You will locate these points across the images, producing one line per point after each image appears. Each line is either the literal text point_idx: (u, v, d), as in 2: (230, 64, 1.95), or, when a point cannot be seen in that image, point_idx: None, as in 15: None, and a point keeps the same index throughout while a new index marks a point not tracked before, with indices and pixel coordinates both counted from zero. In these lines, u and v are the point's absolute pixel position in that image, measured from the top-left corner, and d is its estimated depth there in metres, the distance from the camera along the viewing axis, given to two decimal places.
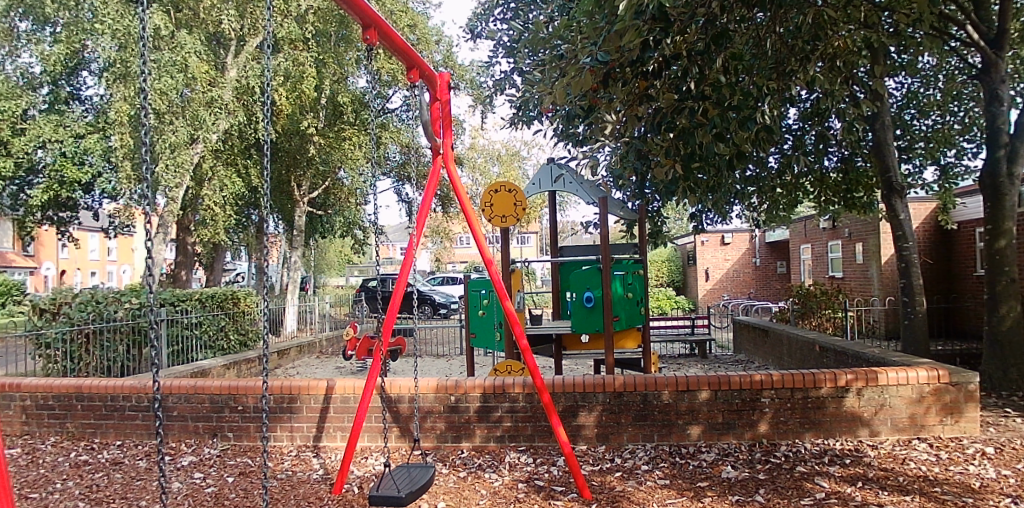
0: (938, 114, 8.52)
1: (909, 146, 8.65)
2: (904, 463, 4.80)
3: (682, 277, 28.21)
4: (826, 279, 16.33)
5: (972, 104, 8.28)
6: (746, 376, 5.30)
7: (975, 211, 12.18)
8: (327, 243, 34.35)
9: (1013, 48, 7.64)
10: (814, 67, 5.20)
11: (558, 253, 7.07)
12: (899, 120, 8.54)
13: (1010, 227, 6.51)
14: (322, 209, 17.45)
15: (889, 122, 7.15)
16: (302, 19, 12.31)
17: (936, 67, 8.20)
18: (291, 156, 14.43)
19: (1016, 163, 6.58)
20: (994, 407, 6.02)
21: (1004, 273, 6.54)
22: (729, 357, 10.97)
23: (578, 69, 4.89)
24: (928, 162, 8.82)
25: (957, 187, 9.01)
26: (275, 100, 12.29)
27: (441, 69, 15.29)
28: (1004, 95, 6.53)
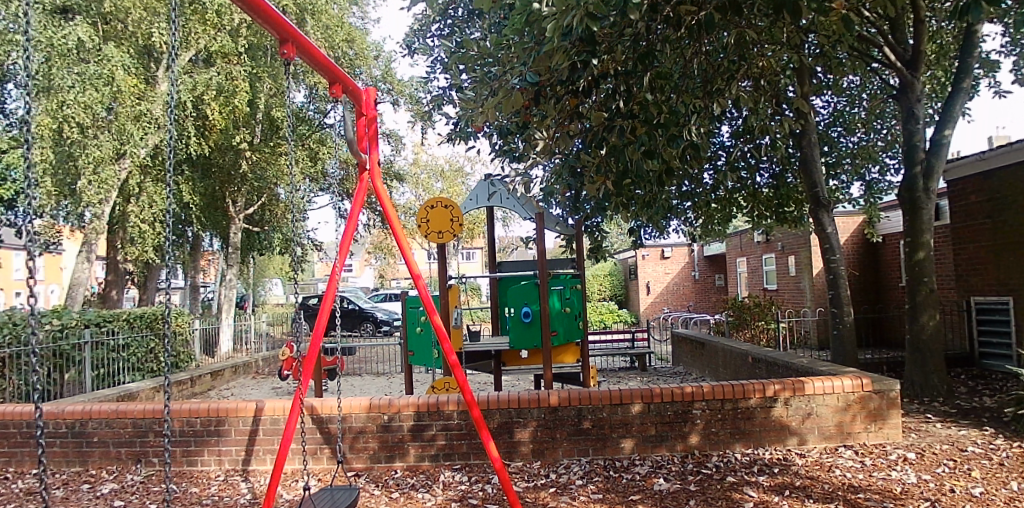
0: (862, 132, 8.84)
1: (836, 162, 8.97)
2: (830, 471, 4.91)
3: (625, 291, 28.68)
4: (761, 291, 16.76)
5: (893, 122, 8.65)
6: (677, 389, 5.36)
7: (898, 224, 12.79)
8: (266, 259, 33.69)
9: (930, 69, 8.01)
10: (737, 86, 5.37)
11: (496, 269, 6.93)
12: (827, 138, 8.76)
13: (928, 240, 6.66)
14: (259, 225, 17.10)
15: (815, 139, 7.27)
16: (236, 33, 12.16)
17: (860, 86, 8.50)
18: (224, 172, 14.09)
19: (932, 179, 6.75)
20: (916, 413, 6.15)
21: (923, 284, 6.67)
22: (667, 369, 11.12)
23: (508, 89, 4.92)
24: (854, 178, 9.18)
25: (882, 201, 9.38)
26: (207, 115, 11.90)
27: (380, 84, 15.20)
28: (920, 114, 6.74)
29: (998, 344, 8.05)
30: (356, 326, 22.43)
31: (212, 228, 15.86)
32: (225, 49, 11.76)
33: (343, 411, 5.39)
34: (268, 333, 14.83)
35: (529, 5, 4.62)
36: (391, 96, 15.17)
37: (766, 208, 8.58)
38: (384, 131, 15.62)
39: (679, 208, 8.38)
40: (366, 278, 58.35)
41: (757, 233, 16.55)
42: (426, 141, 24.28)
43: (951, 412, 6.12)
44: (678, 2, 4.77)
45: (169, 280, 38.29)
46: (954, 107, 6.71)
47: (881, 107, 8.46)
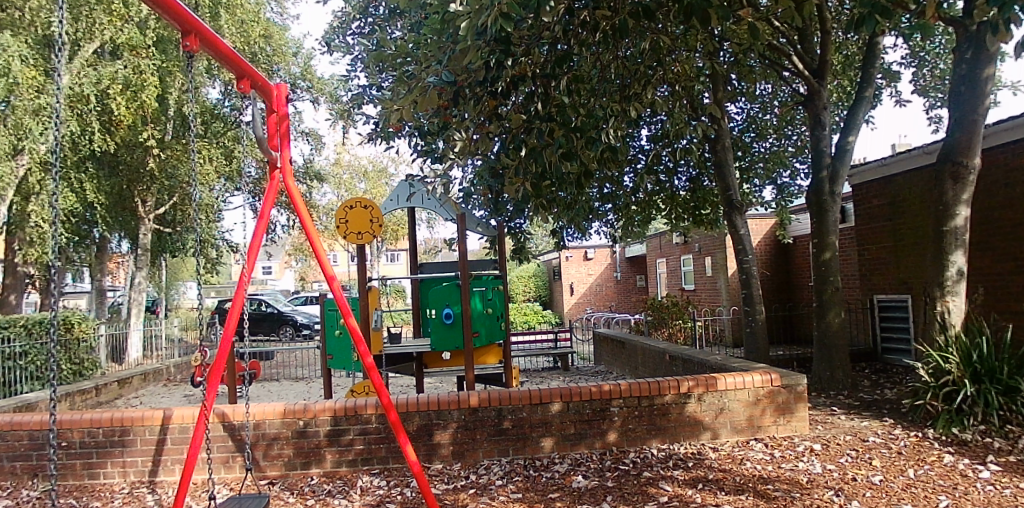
0: (774, 138, 9.25)
1: (749, 166, 9.35)
2: (741, 463, 5.08)
3: (550, 292, 29.04)
4: (679, 291, 17.28)
5: (802, 129, 9.08)
6: (596, 387, 5.46)
7: (807, 226, 13.48)
8: (181, 262, 32.26)
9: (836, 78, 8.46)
10: (652, 91, 5.53)
11: (418, 270, 6.85)
12: (740, 142, 9.11)
13: (833, 241, 7.00)
14: (171, 227, 16.39)
15: (728, 144, 7.53)
16: (145, 25, 11.65)
17: (772, 94, 8.87)
18: (132, 171, 13.40)
19: (837, 183, 7.11)
20: (823, 406, 6.41)
21: (829, 283, 7.00)
22: (589, 369, 11.30)
23: (425, 88, 4.89)
24: (766, 182, 9.58)
25: (792, 204, 9.88)
26: (113, 110, 11.34)
27: (299, 82, 14.89)
28: (825, 122, 7.10)
29: (898, 339, 8.56)
30: (275, 331, 21.82)
31: (119, 229, 15.08)
32: (134, 41, 11.26)
33: (257, 418, 5.26)
34: (181, 339, 14.22)
35: (444, 4, 4.62)
36: (311, 94, 14.90)
37: (684, 210, 8.84)
38: (304, 130, 15.29)
39: (599, 209, 8.53)
40: (289, 280, 56.83)
41: (675, 235, 17.07)
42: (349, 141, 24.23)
43: (854, 404, 6.39)
44: (594, 7, 4.89)
45: (72, 284, 36.11)
46: (856, 115, 7.06)
47: (790, 114, 8.87)
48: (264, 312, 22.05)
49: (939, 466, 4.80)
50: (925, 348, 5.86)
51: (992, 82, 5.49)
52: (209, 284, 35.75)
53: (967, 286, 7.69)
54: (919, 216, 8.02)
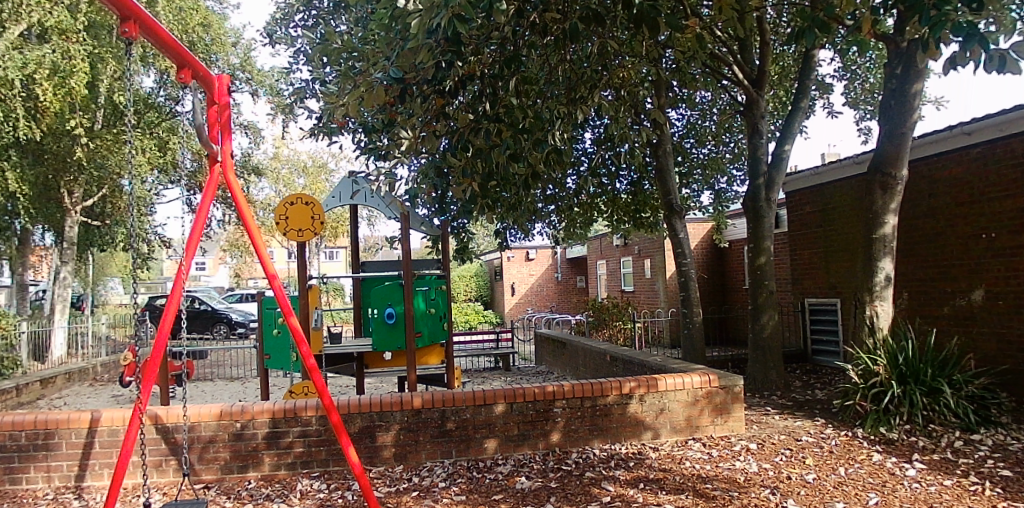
0: (712, 144, 9.52)
1: (688, 172, 9.61)
2: (680, 463, 5.20)
3: (490, 293, 29.14)
4: (619, 293, 17.62)
5: (739, 136, 9.37)
6: (540, 388, 5.51)
7: (742, 231, 13.93)
8: (106, 256, 30.78)
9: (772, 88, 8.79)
10: (599, 95, 5.62)
11: (359, 269, 6.72)
12: (680, 148, 9.36)
13: (768, 246, 7.24)
14: (99, 219, 15.67)
15: (670, 149, 7.68)
16: (75, 7, 11.10)
17: (710, 102, 9.09)
18: (59, 160, 12.66)
19: (773, 189, 7.34)
20: (757, 406, 6.61)
21: (764, 286, 7.22)
22: (530, 369, 11.38)
23: (373, 84, 4.82)
24: (704, 187, 9.85)
25: (728, 209, 10.15)
26: (38, 95, 10.72)
27: (238, 73, 14.44)
28: (763, 130, 7.33)
29: (828, 341, 8.95)
30: (208, 328, 21.13)
31: (41, 220, 14.29)
32: (64, 24, 10.70)
33: (192, 420, 5.08)
34: (108, 337, 13.59)
35: (394, 1, 4.58)
36: (250, 86, 14.49)
37: (625, 213, 9.00)
38: (242, 122, 14.84)
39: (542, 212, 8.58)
40: (224, 275, 55.06)
41: (614, 238, 17.39)
42: (288, 135, 23.73)
43: (787, 404, 6.60)
44: (544, 11, 4.98)
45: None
46: (793, 125, 7.32)
47: (728, 121, 9.14)
48: (197, 309, 21.32)
49: (868, 464, 5.04)
50: (855, 349, 6.15)
51: (920, 98, 5.67)
52: (136, 280, 34.20)
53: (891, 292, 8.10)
54: (849, 223, 8.38)
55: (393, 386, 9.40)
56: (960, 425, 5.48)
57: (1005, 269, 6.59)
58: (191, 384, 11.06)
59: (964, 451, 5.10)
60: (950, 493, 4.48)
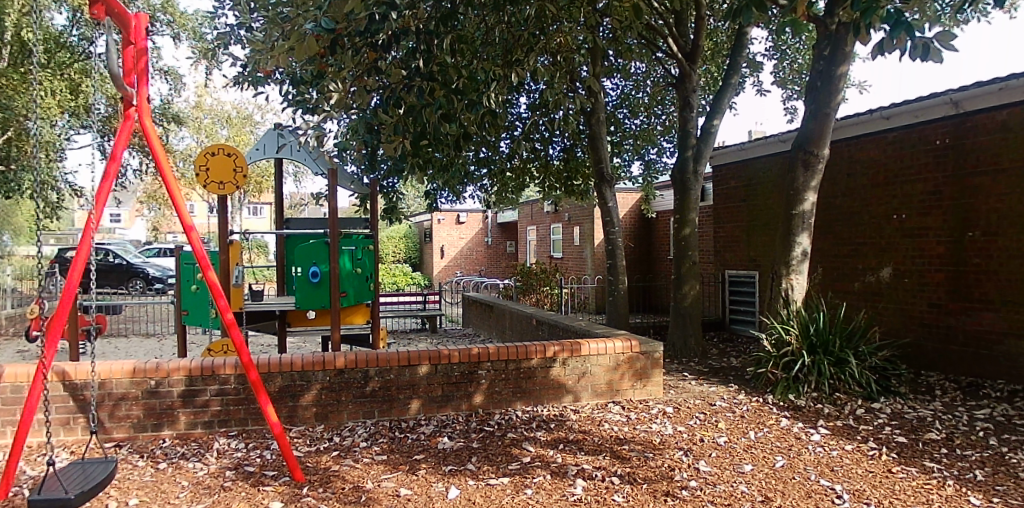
0: (644, 116, 9.62)
1: (619, 141, 9.67)
2: (600, 425, 5.36)
3: (419, 254, 28.79)
4: (547, 259, 17.86)
5: (670, 109, 9.55)
6: (464, 350, 5.56)
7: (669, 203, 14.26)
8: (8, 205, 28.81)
9: (705, 63, 9.03)
10: (535, 59, 5.58)
11: (283, 226, 6.55)
12: (614, 118, 9.38)
13: (692, 218, 7.41)
14: (3, 164, 14.62)
15: (603, 118, 7.68)
16: None
17: (645, 74, 9.16)
18: None
19: (700, 162, 7.47)
20: (675, 372, 6.85)
21: (687, 256, 7.44)
22: (456, 331, 11.45)
23: (302, 34, 4.63)
24: (635, 157, 9.93)
25: (657, 181, 10.31)
26: None
27: (158, 15, 13.59)
28: (694, 104, 7.44)
29: (744, 311, 9.36)
30: (122, 283, 20.38)
31: None
32: None
33: (102, 377, 4.88)
34: (12, 289, 12.81)
35: None
36: (172, 30, 13.67)
37: (556, 180, 9.06)
38: (162, 68, 14.03)
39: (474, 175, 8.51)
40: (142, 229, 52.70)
41: (546, 204, 17.47)
42: (211, 83, 22.72)
43: (703, 370, 6.87)
44: None
45: None
46: (722, 101, 7.46)
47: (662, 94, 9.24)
48: (111, 263, 20.54)
49: (775, 428, 5.32)
50: (770, 319, 6.43)
51: (846, 80, 5.81)
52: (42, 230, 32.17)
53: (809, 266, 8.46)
54: (771, 199, 8.69)
55: (316, 346, 9.32)
56: (862, 394, 5.83)
57: (913, 247, 7.02)
58: (103, 340, 10.66)
59: (864, 418, 5.45)
60: (849, 457, 4.82)
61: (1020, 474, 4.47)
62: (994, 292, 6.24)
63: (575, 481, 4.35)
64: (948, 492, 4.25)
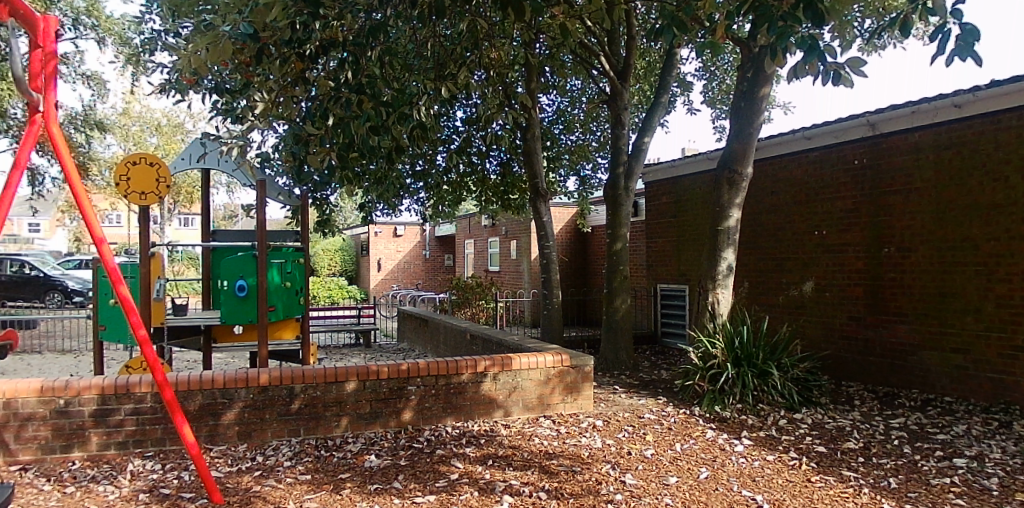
0: (579, 133, 9.83)
1: (556, 158, 9.81)
2: (530, 439, 5.35)
3: (356, 268, 28.43)
4: (484, 273, 17.99)
5: (604, 127, 9.88)
6: (393, 366, 5.51)
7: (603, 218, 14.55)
8: None
9: (638, 81, 9.34)
10: (466, 72, 5.62)
11: (209, 238, 6.42)
12: (550, 133, 9.52)
13: (624, 233, 7.52)
14: None
15: (538, 134, 7.80)
16: None
17: (580, 90, 9.55)
18: None
19: (631, 180, 7.61)
20: (606, 385, 6.92)
21: (619, 271, 7.53)
22: (391, 346, 11.43)
23: (217, 36, 4.48)
24: (571, 173, 10.12)
25: (592, 196, 10.53)
26: None
27: (81, 19, 13.15)
28: (626, 121, 7.62)
29: (674, 324, 9.56)
30: (38, 296, 19.75)
31: None
32: None
33: (5, 396, 4.67)
34: None
35: None
36: (96, 34, 13.24)
37: (493, 194, 9.17)
38: (85, 73, 13.55)
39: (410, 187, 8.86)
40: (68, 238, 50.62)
41: (483, 218, 17.63)
42: (141, 90, 22.12)
43: (634, 383, 6.96)
44: None
45: None
46: (653, 120, 7.64)
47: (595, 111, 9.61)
48: (26, 275, 20.04)
49: (701, 440, 5.40)
50: (697, 333, 6.56)
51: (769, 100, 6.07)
52: None
53: (736, 280, 9.12)
54: (700, 215, 8.95)
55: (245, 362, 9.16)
56: (785, 405, 6.00)
57: (835, 263, 7.62)
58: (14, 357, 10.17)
59: (787, 429, 5.59)
60: (771, 467, 4.92)
61: (931, 480, 4.64)
62: (909, 306, 6.87)
63: (502, 497, 4.32)
64: (864, 500, 4.35)
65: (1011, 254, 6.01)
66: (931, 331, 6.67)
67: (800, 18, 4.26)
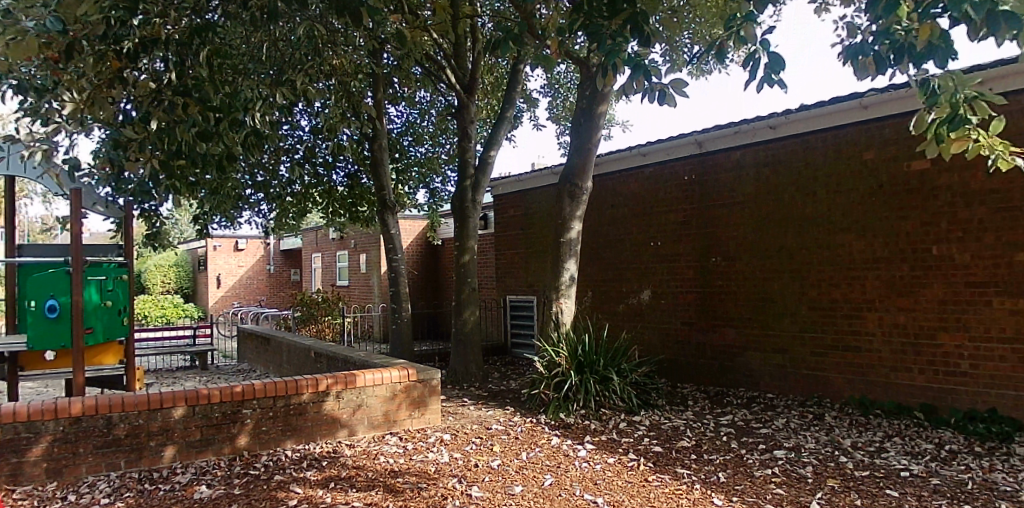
0: (429, 145, 10.68)
1: (405, 169, 10.63)
2: (375, 458, 5.19)
3: (192, 285, 26.57)
4: (332, 287, 17.80)
5: (453, 140, 10.80)
6: (227, 389, 5.19)
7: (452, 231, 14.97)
8: None
9: (485, 97, 10.18)
10: (304, 80, 5.52)
11: (13, 254, 5.80)
12: (397, 145, 10.31)
13: (472, 245, 7.84)
14: None
15: (386, 146, 8.42)
16: None
17: (429, 103, 10.34)
18: None
19: (478, 192, 7.95)
20: (455, 398, 6.97)
21: (468, 282, 7.79)
22: (230, 368, 10.98)
23: (18, 30, 4.04)
24: (419, 186, 11.01)
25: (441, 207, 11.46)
26: None
27: None
28: (472, 134, 8.02)
29: (523, 335, 10.13)
30: None
31: None
32: None
33: None
34: None
35: None
36: None
37: (340, 206, 10.00)
38: None
39: (251, 198, 9.56)
40: None
41: (332, 232, 17.45)
42: None
43: (483, 395, 7.11)
44: None
45: None
46: (498, 134, 8.09)
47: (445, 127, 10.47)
48: None
49: (547, 447, 5.49)
50: (542, 342, 6.77)
51: (605, 118, 6.71)
52: None
53: (580, 290, 9.71)
54: (544, 226, 9.65)
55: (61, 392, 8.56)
56: (625, 408, 6.31)
57: (667, 271, 8.41)
58: None
59: (626, 431, 5.84)
60: (611, 470, 5.01)
61: (754, 472, 4.90)
62: (734, 311, 7.69)
63: None
64: (696, 495, 4.49)
65: (818, 262, 6.92)
66: (754, 333, 7.50)
67: (629, 38, 4.14)
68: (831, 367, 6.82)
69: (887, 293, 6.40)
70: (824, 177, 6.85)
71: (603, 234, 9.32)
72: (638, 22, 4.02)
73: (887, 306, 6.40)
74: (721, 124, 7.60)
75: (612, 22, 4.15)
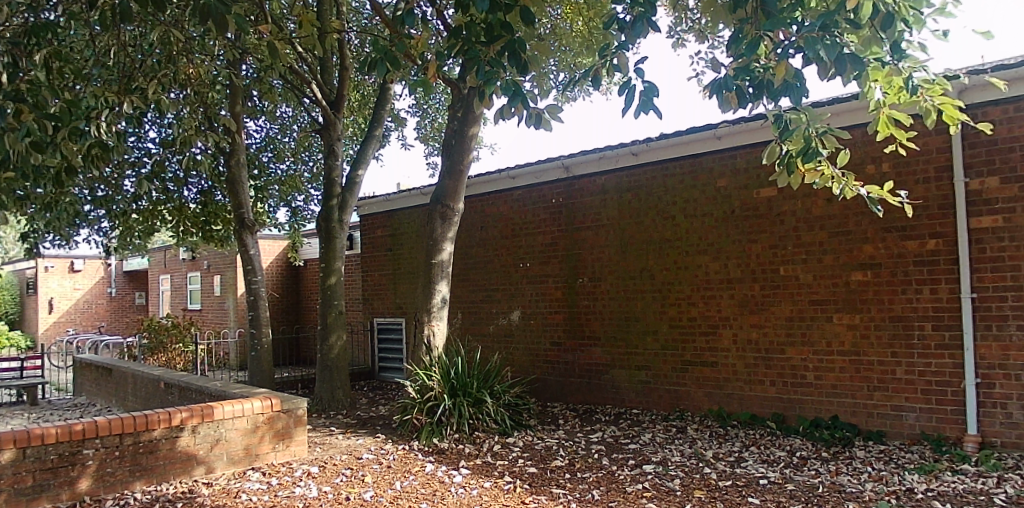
0: (290, 162, 10.38)
1: (265, 186, 10.17)
2: (235, 497, 4.76)
3: (18, 311, 23.73)
4: (182, 312, 16.62)
5: (316, 158, 10.64)
6: (63, 427, 4.61)
7: (315, 251, 14.48)
8: None
9: (353, 113, 10.09)
10: (156, 86, 5.11)
11: None
12: (257, 160, 9.93)
13: (338, 266, 7.68)
14: None
15: (244, 162, 8.13)
16: None
17: (291, 118, 10.12)
18: None
19: (345, 211, 7.85)
20: (322, 428, 6.66)
21: (334, 305, 7.60)
22: (64, 402, 9.85)
23: None
24: (281, 204, 10.66)
25: (303, 226, 11.11)
26: None
27: None
28: (338, 151, 7.90)
29: (391, 359, 9.94)
30: None
31: None
32: None
33: None
34: None
35: None
36: None
37: (193, 224, 9.37)
38: None
39: (89, 214, 8.81)
40: None
41: (183, 251, 16.34)
42: None
43: (351, 422, 6.89)
44: None
45: None
46: (365, 152, 8.01)
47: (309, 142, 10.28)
48: None
49: (422, 475, 5.31)
50: (414, 367, 6.65)
51: (474, 140, 6.85)
52: None
53: (451, 311, 9.61)
54: (412, 248, 9.60)
55: None
56: (498, 430, 6.30)
57: (538, 292, 8.56)
58: None
59: (501, 453, 5.81)
60: (488, 495, 4.91)
61: (627, 488, 5.02)
62: (600, 330, 7.95)
63: None
64: None
65: (677, 283, 7.32)
66: (619, 352, 7.77)
67: (504, 65, 4.02)
68: (690, 382, 7.19)
69: (739, 311, 6.86)
70: (682, 202, 7.27)
71: (474, 256, 9.34)
72: (515, 50, 3.88)
73: (740, 324, 6.85)
74: (587, 149, 7.90)
75: (489, 48, 4.00)
